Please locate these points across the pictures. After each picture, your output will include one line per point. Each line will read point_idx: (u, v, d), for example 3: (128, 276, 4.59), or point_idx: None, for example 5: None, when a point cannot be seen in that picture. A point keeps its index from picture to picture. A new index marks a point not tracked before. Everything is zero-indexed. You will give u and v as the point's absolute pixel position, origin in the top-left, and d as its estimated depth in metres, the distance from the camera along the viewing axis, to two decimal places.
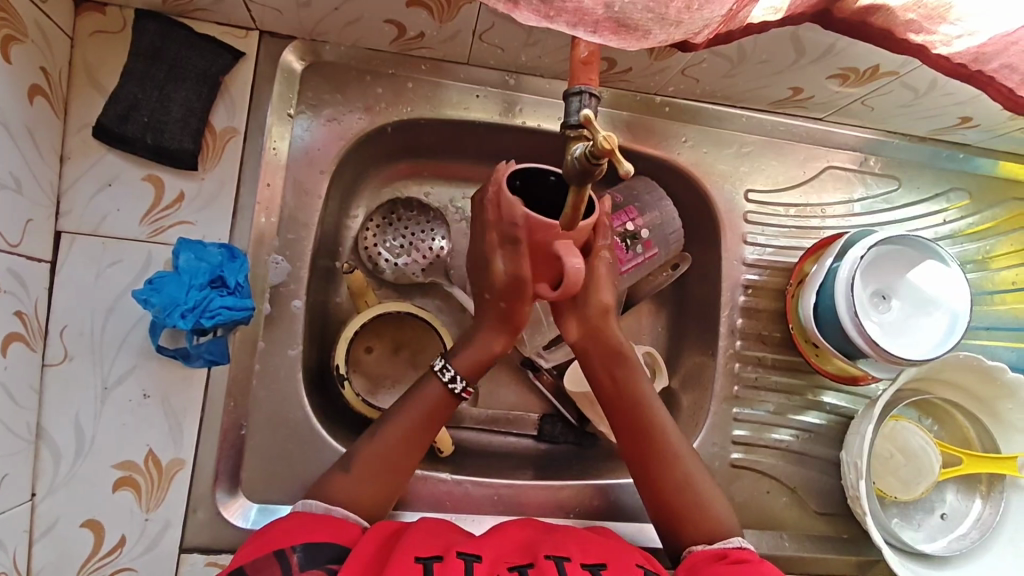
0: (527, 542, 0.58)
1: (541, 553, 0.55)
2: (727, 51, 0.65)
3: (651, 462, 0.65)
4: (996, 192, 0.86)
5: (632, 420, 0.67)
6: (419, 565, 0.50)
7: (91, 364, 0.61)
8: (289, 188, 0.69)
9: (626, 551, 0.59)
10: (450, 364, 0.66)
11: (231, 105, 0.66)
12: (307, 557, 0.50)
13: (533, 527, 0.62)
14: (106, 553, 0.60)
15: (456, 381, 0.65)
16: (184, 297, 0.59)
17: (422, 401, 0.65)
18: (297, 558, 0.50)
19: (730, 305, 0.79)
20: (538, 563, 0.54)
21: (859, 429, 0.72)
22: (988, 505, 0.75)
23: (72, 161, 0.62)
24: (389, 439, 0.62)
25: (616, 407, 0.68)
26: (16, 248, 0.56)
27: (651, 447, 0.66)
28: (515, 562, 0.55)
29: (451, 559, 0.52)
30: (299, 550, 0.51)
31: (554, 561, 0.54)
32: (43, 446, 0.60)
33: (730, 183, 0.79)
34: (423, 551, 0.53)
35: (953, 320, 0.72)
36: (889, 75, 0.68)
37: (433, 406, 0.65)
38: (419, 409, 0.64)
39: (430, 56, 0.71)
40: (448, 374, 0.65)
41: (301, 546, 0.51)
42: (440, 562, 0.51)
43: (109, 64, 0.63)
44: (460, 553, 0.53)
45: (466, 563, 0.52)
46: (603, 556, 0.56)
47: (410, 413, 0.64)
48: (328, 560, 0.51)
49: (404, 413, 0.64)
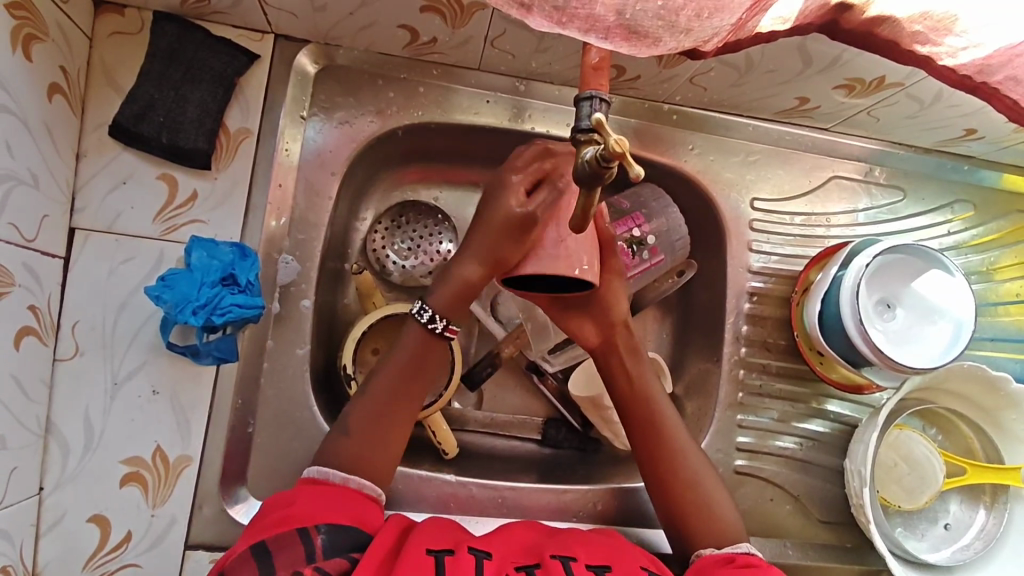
0: (532, 543, 0.58)
1: (547, 553, 0.56)
2: (734, 60, 0.66)
3: (664, 468, 0.65)
4: (1000, 205, 0.87)
5: (643, 424, 0.67)
6: (432, 558, 0.51)
7: (101, 360, 0.62)
8: (300, 189, 0.70)
9: (632, 553, 0.59)
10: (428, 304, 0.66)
11: (245, 107, 0.67)
12: (330, 542, 0.51)
13: (537, 529, 0.62)
14: (112, 548, 0.61)
15: (434, 320, 0.66)
16: (196, 294, 0.60)
17: (408, 347, 0.66)
18: (321, 541, 0.50)
19: (735, 312, 0.80)
20: (544, 563, 0.54)
21: (864, 436, 0.72)
22: (992, 516, 0.74)
23: (88, 159, 0.63)
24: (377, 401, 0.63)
25: (627, 408, 0.68)
26: (32, 243, 0.57)
27: (666, 453, 0.66)
28: (522, 561, 0.55)
29: (462, 552, 0.52)
30: (323, 532, 0.51)
31: (560, 561, 0.54)
32: (52, 440, 0.60)
33: (736, 191, 0.80)
34: (434, 545, 0.53)
35: (957, 329, 0.72)
36: (895, 86, 0.69)
37: (422, 351, 0.66)
38: (405, 359, 0.65)
39: (442, 61, 0.72)
40: (425, 313, 0.66)
41: (326, 527, 0.52)
42: (452, 556, 0.52)
43: (127, 65, 0.64)
44: (471, 549, 0.53)
45: (477, 559, 0.52)
46: (608, 558, 0.57)
47: (402, 365, 0.65)
48: (350, 549, 0.51)
49: (398, 362, 0.65)
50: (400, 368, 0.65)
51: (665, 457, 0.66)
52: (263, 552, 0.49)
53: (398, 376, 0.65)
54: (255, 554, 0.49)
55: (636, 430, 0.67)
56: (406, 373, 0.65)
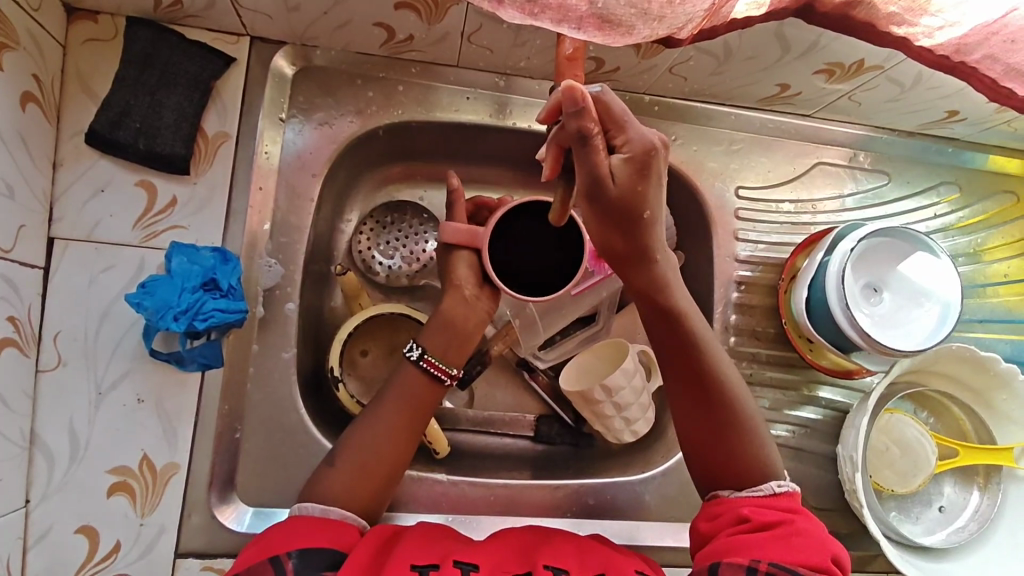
0: (526, 547, 0.58)
1: (540, 561, 0.55)
2: (713, 47, 0.66)
3: (689, 395, 0.62)
4: (986, 186, 0.87)
5: (675, 346, 0.62)
6: (415, 574, 0.50)
7: (85, 370, 0.61)
8: (281, 191, 0.69)
9: (630, 559, 0.59)
10: (418, 343, 0.64)
11: (222, 111, 0.67)
12: (302, 564, 0.50)
13: (534, 531, 0.61)
14: (101, 559, 0.60)
15: (413, 350, 0.64)
16: (176, 299, 0.59)
17: (401, 386, 0.63)
18: (292, 565, 0.50)
19: (723, 301, 0.79)
20: (537, 572, 0.53)
21: (855, 422, 0.71)
22: (986, 496, 0.74)
23: (66, 167, 0.62)
24: (375, 425, 0.60)
25: (652, 323, 0.63)
26: (9, 254, 0.56)
27: (718, 402, 0.62)
28: (514, 569, 0.54)
29: (447, 568, 0.52)
30: (296, 555, 0.51)
31: (553, 572, 0.53)
32: (37, 451, 0.60)
33: (720, 180, 0.80)
34: (420, 558, 0.53)
35: (944, 309, 0.72)
36: (874, 70, 0.69)
37: (420, 392, 0.63)
38: (400, 393, 0.62)
39: (420, 59, 0.71)
40: (414, 350, 0.64)
41: (297, 551, 0.51)
42: (437, 572, 0.51)
43: (101, 72, 0.64)
44: (457, 563, 0.53)
45: (463, 572, 0.52)
46: (603, 566, 0.56)
47: (397, 402, 0.62)
48: (324, 567, 0.50)
49: (396, 398, 0.62)
50: (397, 398, 0.62)
51: (716, 408, 0.62)
52: None
53: (391, 413, 0.61)
54: None
55: (659, 345, 0.63)
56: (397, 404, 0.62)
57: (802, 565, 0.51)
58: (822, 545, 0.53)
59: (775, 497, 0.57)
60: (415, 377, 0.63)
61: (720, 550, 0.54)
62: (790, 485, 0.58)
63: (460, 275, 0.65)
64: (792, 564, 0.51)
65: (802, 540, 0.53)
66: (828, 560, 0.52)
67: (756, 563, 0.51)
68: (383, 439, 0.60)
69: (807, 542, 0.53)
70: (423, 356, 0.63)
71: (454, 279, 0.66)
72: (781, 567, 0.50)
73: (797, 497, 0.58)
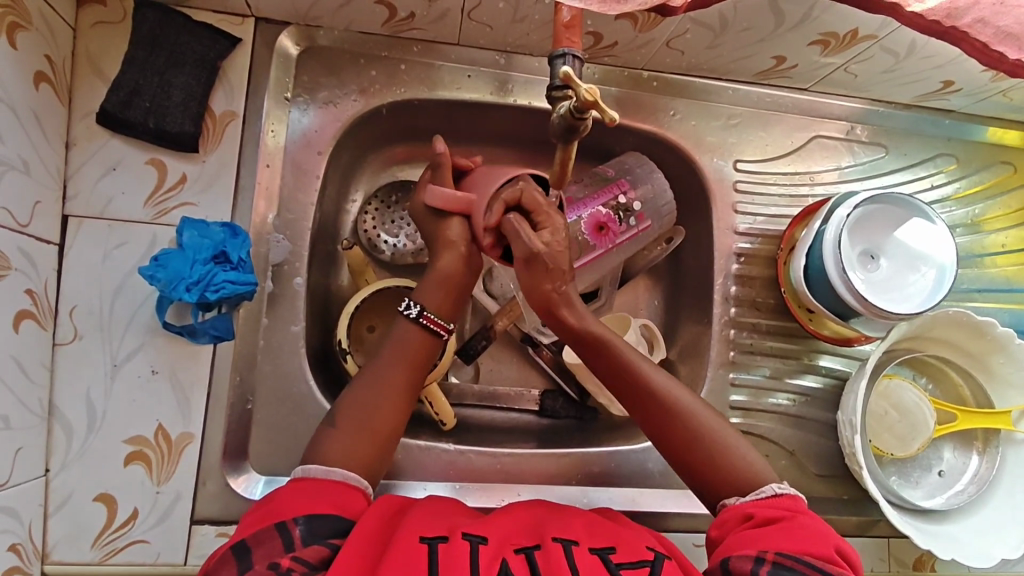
0: (534, 523, 0.57)
1: (547, 535, 0.54)
2: (708, 18, 0.67)
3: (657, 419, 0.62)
4: (984, 157, 0.88)
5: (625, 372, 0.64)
6: (424, 545, 0.50)
7: (101, 343, 0.63)
8: (288, 169, 0.71)
9: (637, 536, 0.58)
10: (414, 300, 0.66)
11: (229, 91, 0.68)
12: (308, 530, 0.50)
13: (541, 506, 0.61)
14: (119, 526, 0.62)
15: (409, 306, 0.65)
16: (188, 271, 0.61)
17: (399, 344, 0.64)
18: (299, 532, 0.50)
19: (723, 273, 0.81)
20: (545, 544, 0.53)
21: (854, 387, 0.72)
22: (984, 460, 0.76)
23: (78, 147, 0.64)
24: (375, 391, 0.61)
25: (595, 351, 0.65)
26: (26, 228, 0.58)
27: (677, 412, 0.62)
28: (522, 543, 0.53)
29: (456, 540, 0.51)
30: (302, 522, 0.51)
31: (561, 544, 0.53)
32: (56, 422, 0.61)
33: (719, 155, 0.81)
34: (428, 532, 0.52)
35: (941, 273, 0.73)
36: (868, 39, 0.70)
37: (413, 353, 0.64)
38: (396, 359, 0.63)
39: (422, 37, 0.73)
40: (411, 307, 0.65)
41: (304, 518, 0.51)
42: (445, 543, 0.51)
43: (111, 53, 0.65)
44: (466, 536, 0.52)
45: (471, 544, 0.51)
46: (613, 540, 0.56)
47: (397, 366, 0.63)
48: (330, 535, 0.51)
49: (393, 360, 0.63)
50: (393, 363, 0.63)
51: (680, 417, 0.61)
52: (241, 547, 0.49)
53: (390, 372, 0.63)
54: (236, 553, 0.49)
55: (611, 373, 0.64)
56: (397, 371, 0.63)
57: (809, 554, 0.51)
58: (826, 537, 0.53)
59: (777, 498, 0.57)
60: (415, 339, 0.64)
61: (729, 548, 0.53)
62: (791, 488, 0.58)
63: (450, 234, 0.65)
64: (798, 553, 0.51)
65: (806, 530, 0.53)
66: (833, 551, 0.52)
67: (764, 553, 0.51)
68: (382, 403, 0.61)
69: (811, 534, 0.53)
70: (421, 313, 0.65)
71: (447, 238, 0.65)
72: (789, 556, 0.51)
73: (799, 499, 0.58)
